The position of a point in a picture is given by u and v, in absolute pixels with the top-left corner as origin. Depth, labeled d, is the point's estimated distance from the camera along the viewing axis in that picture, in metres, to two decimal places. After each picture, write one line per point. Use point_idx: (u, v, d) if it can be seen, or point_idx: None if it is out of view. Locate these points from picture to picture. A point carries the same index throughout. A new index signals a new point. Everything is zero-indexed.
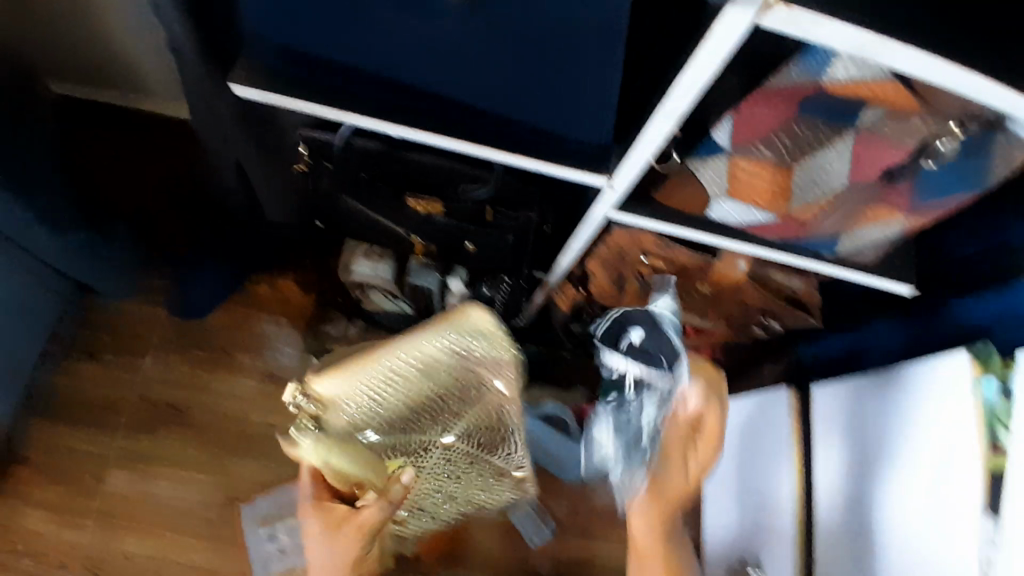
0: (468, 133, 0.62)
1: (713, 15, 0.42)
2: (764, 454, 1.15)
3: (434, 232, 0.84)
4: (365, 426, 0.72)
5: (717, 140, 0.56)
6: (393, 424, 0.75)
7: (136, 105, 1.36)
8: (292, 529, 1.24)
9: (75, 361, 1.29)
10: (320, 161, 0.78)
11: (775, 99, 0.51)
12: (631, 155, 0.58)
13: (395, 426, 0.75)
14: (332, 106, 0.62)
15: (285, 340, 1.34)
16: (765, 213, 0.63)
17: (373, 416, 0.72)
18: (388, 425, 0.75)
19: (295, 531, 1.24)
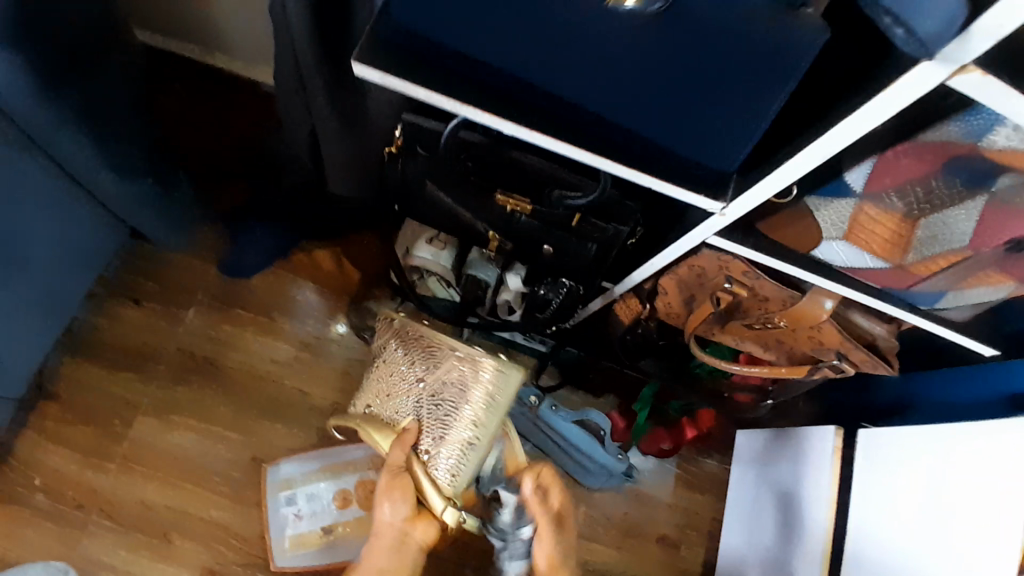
0: (588, 144, 0.60)
1: (907, 68, 0.42)
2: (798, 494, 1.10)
3: (515, 229, 0.83)
4: (380, 401, 0.99)
5: (850, 183, 0.56)
6: (393, 396, 0.98)
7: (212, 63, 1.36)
8: (311, 497, 1.24)
9: (117, 303, 1.30)
10: (414, 146, 0.78)
11: (924, 152, 0.51)
12: (755, 189, 0.57)
13: (396, 395, 0.98)
14: (452, 98, 0.60)
15: (320, 311, 1.35)
16: (876, 259, 0.63)
17: (382, 397, 0.99)
18: (392, 395, 0.99)
19: (314, 499, 1.24)
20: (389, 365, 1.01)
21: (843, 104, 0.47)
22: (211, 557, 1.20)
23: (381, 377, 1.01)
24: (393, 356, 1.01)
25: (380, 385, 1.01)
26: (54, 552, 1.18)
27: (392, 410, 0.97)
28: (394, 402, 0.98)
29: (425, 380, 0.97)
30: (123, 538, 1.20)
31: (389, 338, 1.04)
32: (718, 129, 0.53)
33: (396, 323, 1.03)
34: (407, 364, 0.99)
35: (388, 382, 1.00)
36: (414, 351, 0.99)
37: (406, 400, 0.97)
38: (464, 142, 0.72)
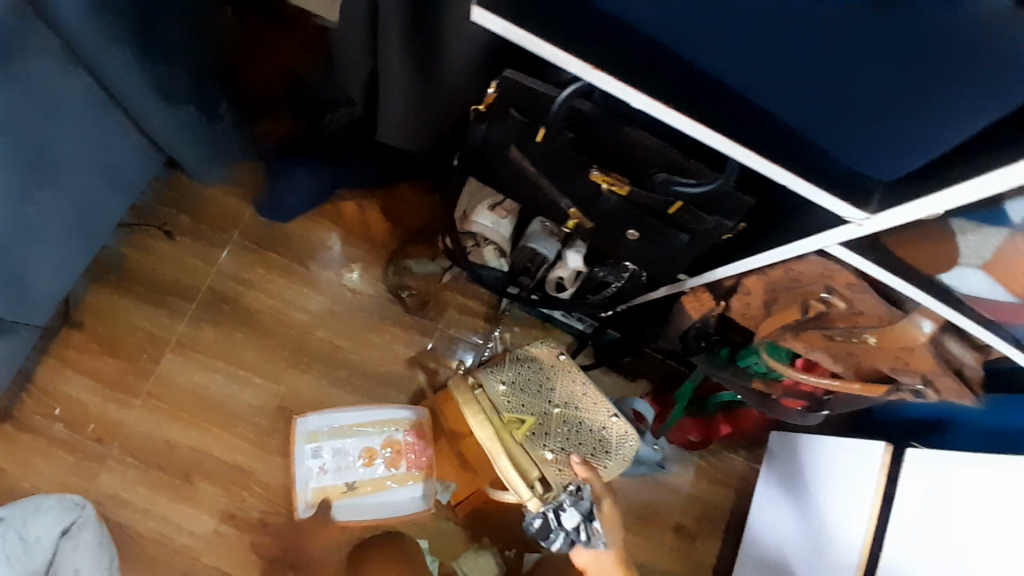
0: (726, 130, 0.56)
1: None
2: (830, 504, 1.05)
3: (602, 210, 0.78)
4: (508, 394, 1.00)
5: (1012, 212, 0.55)
6: (523, 395, 1.01)
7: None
8: (338, 451, 1.18)
9: (148, 235, 1.25)
10: (508, 108, 0.72)
11: None
12: (910, 206, 0.53)
13: (529, 396, 1.01)
14: (585, 62, 0.55)
15: (356, 264, 1.31)
16: (1007, 293, 0.60)
17: (511, 389, 1.01)
18: (522, 395, 1.01)
19: (341, 455, 1.18)
20: (530, 372, 1.03)
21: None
22: (232, 502, 1.19)
23: (518, 373, 1.03)
24: (537, 369, 1.04)
25: (512, 377, 1.02)
26: (71, 484, 1.16)
27: (517, 409, 1.00)
28: (520, 402, 1.00)
29: (561, 403, 1.02)
30: (144, 476, 1.18)
31: (537, 351, 1.05)
32: (891, 131, 0.49)
33: (542, 343, 1.05)
34: (552, 386, 1.03)
35: (522, 382, 1.02)
36: (559, 378, 1.04)
37: (536, 405, 1.01)
38: (575, 112, 0.66)
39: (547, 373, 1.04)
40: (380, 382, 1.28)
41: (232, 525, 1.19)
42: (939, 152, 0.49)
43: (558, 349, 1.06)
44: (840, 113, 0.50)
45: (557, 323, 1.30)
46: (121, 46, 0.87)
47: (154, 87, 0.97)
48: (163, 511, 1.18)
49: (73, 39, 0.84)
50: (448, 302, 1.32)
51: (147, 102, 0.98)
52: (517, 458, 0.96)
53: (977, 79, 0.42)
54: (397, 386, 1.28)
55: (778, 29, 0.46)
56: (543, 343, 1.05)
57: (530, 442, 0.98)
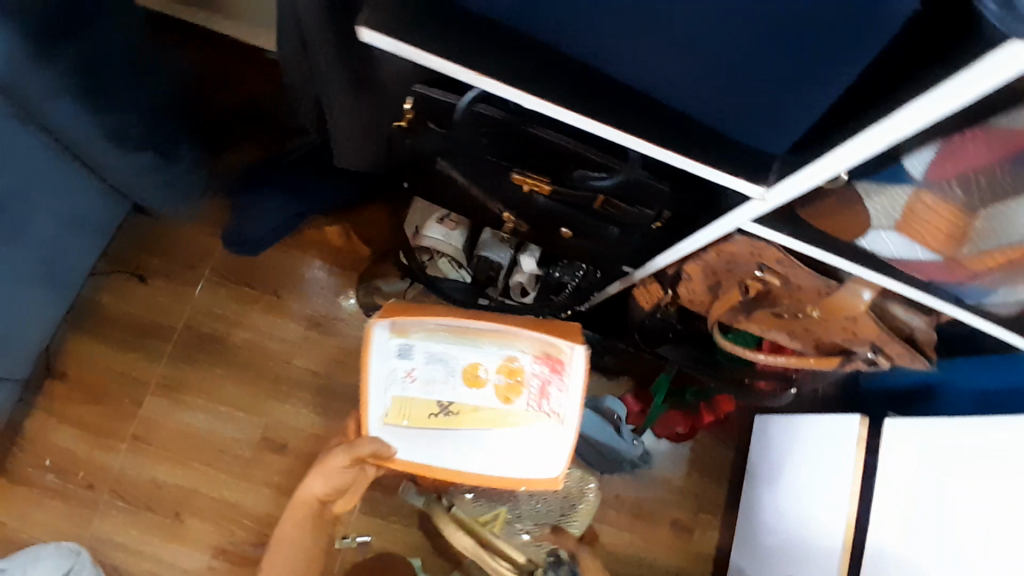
0: (620, 120, 0.56)
1: (993, 46, 0.38)
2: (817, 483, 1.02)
3: (532, 212, 0.79)
4: (474, 516, 1.03)
5: (910, 171, 0.52)
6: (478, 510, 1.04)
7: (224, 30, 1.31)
8: (436, 359, 0.86)
9: (122, 280, 1.29)
10: (425, 121, 0.72)
11: (995, 142, 0.47)
12: (807, 170, 0.53)
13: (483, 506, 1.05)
14: (467, 70, 0.55)
15: (329, 287, 1.32)
16: (928, 251, 0.59)
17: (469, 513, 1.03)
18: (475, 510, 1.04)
19: (440, 366, 0.85)
20: (463, 497, 1.05)
21: (917, 80, 0.43)
22: (223, 536, 1.20)
23: (461, 495, 1.05)
24: (468, 490, 1.05)
25: (466, 503, 1.04)
26: (64, 531, 1.18)
27: (484, 519, 1.04)
28: (480, 517, 1.03)
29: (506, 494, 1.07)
30: (134, 518, 1.20)
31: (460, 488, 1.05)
32: (778, 104, 0.49)
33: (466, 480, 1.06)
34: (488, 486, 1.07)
35: (472, 500, 1.05)
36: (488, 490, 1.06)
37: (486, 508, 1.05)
38: (484, 117, 0.66)
39: None
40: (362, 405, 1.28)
41: (225, 559, 1.20)
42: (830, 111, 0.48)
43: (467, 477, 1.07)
44: (731, 93, 0.50)
45: None
46: (65, 98, 0.89)
47: (106, 132, 0.99)
48: (155, 550, 1.19)
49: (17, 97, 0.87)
50: None
51: (100, 147, 1.01)
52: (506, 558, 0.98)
53: (846, 35, 0.41)
54: None
55: (644, 18, 0.46)
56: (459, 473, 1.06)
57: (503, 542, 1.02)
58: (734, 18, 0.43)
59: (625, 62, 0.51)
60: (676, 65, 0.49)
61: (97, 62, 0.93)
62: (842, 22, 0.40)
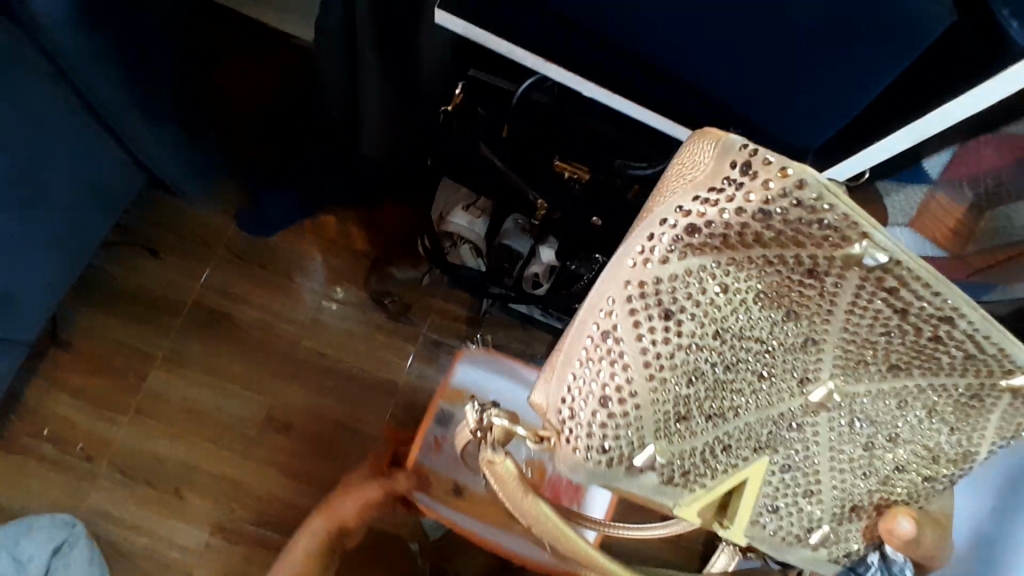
0: (672, 112, 0.62)
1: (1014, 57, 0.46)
2: None
3: (567, 201, 0.83)
4: (818, 497, 0.51)
5: (928, 170, 0.66)
6: (830, 449, 0.50)
7: (252, 15, 1.35)
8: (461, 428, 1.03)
9: (132, 253, 1.29)
10: (473, 107, 0.78)
11: (1000, 144, 0.62)
12: (834, 168, 0.60)
13: (847, 407, 0.49)
14: (534, 55, 0.62)
15: (338, 274, 1.33)
16: (936, 249, 0.67)
17: (796, 465, 0.50)
18: (762, 366, 0.48)
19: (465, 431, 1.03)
20: (680, 316, 0.45)
21: (946, 91, 0.51)
22: (222, 514, 1.20)
23: (660, 309, 0.45)
24: (695, 273, 0.44)
25: (818, 411, 0.50)
26: (61, 501, 1.18)
27: (804, 467, 0.50)
28: (709, 399, 0.48)
29: (905, 380, 0.48)
30: (133, 491, 1.20)
31: (661, 287, 0.44)
32: (821, 103, 0.55)
33: (730, 220, 0.42)
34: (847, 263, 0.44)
35: (705, 351, 0.47)
36: (787, 296, 0.46)
37: (867, 436, 0.50)
38: (534, 103, 0.72)
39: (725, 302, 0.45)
40: (369, 391, 1.29)
41: (223, 537, 1.20)
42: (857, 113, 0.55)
43: (775, 166, 0.41)
44: (775, 95, 0.56)
45: (537, 323, 1.32)
46: (108, 66, 0.91)
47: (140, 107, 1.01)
48: (153, 525, 1.19)
49: (65, 67, 0.88)
50: (428, 308, 1.34)
51: (132, 121, 1.02)
52: (734, 521, 0.50)
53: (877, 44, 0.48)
54: (380, 391, 1.29)
55: (710, 21, 0.52)
56: (727, 204, 0.42)
57: (899, 508, 0.50)
58: (797, 25, 0.49)
59: (688, 63, 0.57)
60: (733, 64, 0.55)
61: (136, 34, 0.95)
62: (894, 35, 0.48)
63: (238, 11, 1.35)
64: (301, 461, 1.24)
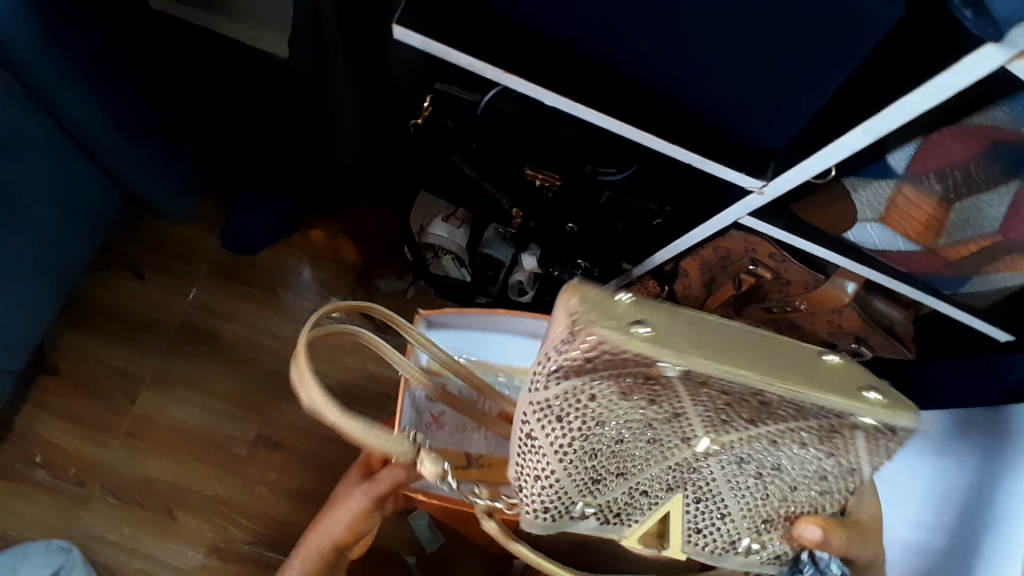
0: (633, 118, 0.61)
1: (970, 49, 0.45)
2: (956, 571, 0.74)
3: (542, 207, 0.83)
4: (707, 500, 0.52)
5: (893, 164, 0.60)
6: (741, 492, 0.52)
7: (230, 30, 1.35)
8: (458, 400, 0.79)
9: (119, 276, 1.30)
10: (441, 117, 0.77)
11: (968, 137, 0.55)
12: (798, 168, 0.60)
13: (738, 455, 0.51)
14: (492, 67, 0.61)
15: (324, 287, 1.33)
16: (908, 242, 0.66)
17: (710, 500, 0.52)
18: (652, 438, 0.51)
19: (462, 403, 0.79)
20: (584, 416, 0.49)
21: (904, 84, 0.50)
22: (216, 534, 1.20)
23: (558, 415, 0.49)
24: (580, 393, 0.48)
25: (706, 461, 0.51)
26: (55, 526, 1.18)
27: (726, 520, 0.52)
28: (623, 473, 0.51)
29: (766, 431, 0.51)
30: (126, 514, 1.20)
31: (553, 412, 0.48)
32: (778, 103, 0.55)
33: (587, 356, 0.46)
34: (729, 340, 0.50)
35: (595, 435, 0.50)
36: (646, 395, 0.49)
37: (777, 476, 0.52)
38: (499, 113, 0.71)
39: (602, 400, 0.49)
40: (360, 403, 1.28)
41: (217, 556, 1.19)
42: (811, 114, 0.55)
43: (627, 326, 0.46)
44: (733, 95, 0.56)
45: None
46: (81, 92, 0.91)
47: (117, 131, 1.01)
48: (147, 548, 1.19)
49: (40, 92, 0.88)
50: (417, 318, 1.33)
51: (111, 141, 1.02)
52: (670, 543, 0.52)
53: (828, 45, 0.48)
54: (371, 404, 1.29)
55: (664, 23, 0.51)
56: (571, 345, 0.46)
57: (804, 519, 0.50)
58: (747, 21, 0.48)
59: (647, 65, 0.56)
60: (688, 69, 0.55)
61: (113, 60, 0.95)
62: (846, 33, 0.46)
63: (217, 29, 1.35)
64: (293, 477, 1.24)
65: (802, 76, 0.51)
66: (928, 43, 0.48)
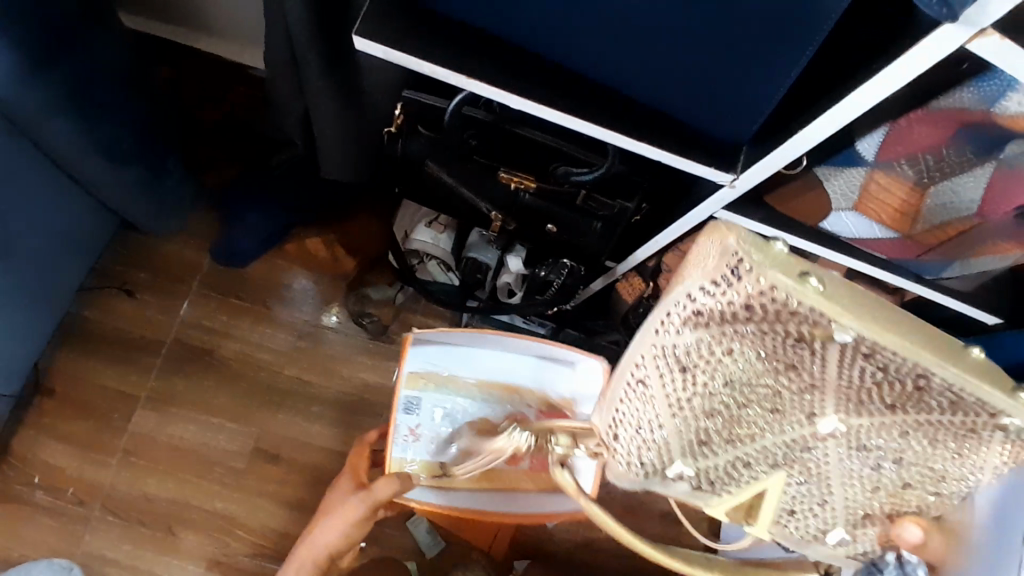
0: (600, 116, 0.60)
1: (928, 31, 0.43)
2: None
3: (519, 210, 0.82)
4: (826, 508, 0.39)
5: (862, 151, 0.59)
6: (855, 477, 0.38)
7: (204, 46, 1.32)
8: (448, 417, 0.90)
9: (110, 295, 1.30)
10: (414, 124, 0.77)
11: (938, 120, 0.54)
12: (767, 160, 0.59)
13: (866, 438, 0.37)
14: (455, 71, 0.59)
15: (316, 298, 1.33)
16: (885, 230, 0.65)
17: (818, 494, 0.39)
18: (776, 407, 0.36)
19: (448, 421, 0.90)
20: (699, 370, 0.37)
21: (865, 70, 0.49)
22: (217, 549, 1.20)
23: (672, 361, 0.37)
24: (710, 341, 0.36)
25: (822, 446, 0.37)
26: (58, 547, 1.19)
27: (836, 503, 0.39)
28: (737, 440, 0.38)
29: (906, 420, 0.36)
30: (127, 532, 1.20)
31: (676, 352, 0.37)
32: (743, 94, 0.54)
33: (734, 302, 0.34)
34: (888, 306, 0.34)
35: (715, 400, 0.37)
36: (783, 356, 0.35)
37: (915, 465, 0.37)
38: (468, 118, 0.71)
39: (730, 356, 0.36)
40: (355, 412, 1.29)
41: (220, 571, 1.20)
42: (775, 102, 0.54)
43: (749, 275, 0.32)
44: (694, 87, 0.55)
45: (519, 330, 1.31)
46: (60, 116, 0.91)
47: (99, 153, 1.01)
48: (149, 565, 1.19)
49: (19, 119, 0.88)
50: (409, 324, 1.33)
51: (93, 163, 1.02)
52: (760, 518, 0.40)
53: (788, 31, 0.46)
54: (366, 413, 1.29)
55: (621, 18, 0.50)
56: (729, 287, 0.34)
57: (908, 516, 0.39)
58: (703, 13, 0.47)
59: (609, 61, 0.55)
60: (650, 63, 0.54)
61: (92, 83, 0.95)
62: (802, 21, 0.45)
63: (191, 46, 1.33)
64: (292, 489, 1.24)
65: (765, 63, 0.50)
66: (889, 27, 0.47)
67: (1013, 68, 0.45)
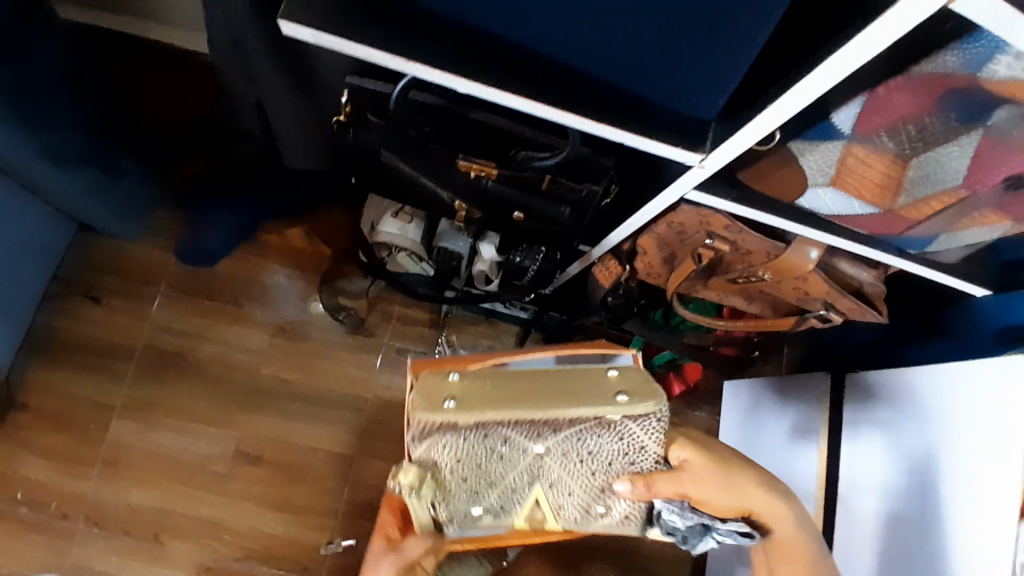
0: (555, 98, 0.56)
1: None
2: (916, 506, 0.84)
3: (482, 197, 0.78)
4: (569, 494, 0.61)
5: (839, 124, 0.54)
6: (576, 475, 0.61)
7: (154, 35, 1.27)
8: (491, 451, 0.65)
9: (76, 301, 1.25)
10: (364, 114, 0.71)
11: (920, 87, 0.49)
12: (735, 137, 0.55)
13: (561, 449, 0.59)
14: (395, 56, 0.54)
15: (291, 293, 1.29)
16: (865, 204, 0.62)
17: (559, 484, 0.61)
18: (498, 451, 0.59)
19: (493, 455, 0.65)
20: (446, 460, 0.58)
21: (836, 37, 0.44)
22: (206, 554, 1.19)
23: (429, 456, 0.58)
24: (439, 444, 0.57)
25: (542, 456, 0.59)
26: (43, 562, 1.17)
27: (580, 490, 0.61)
28: (495, 472, 0.60)
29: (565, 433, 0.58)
30: (112, 544, 1.18)
31: (432, 457, 0.58)
32: (706, 68, 0.49)
33: (441, 428, 0.57)
34: (516, 385, 0.59)
35: (464, 465, 0.59)
36: (485, 442, 0.58)
37: (587, 454, 0.59)
38: (419, 104, 0.66)
39: (455, 445, 0.58)
40: (336, 408, 1.26)
41: None
42: (740, 74, 0.49)
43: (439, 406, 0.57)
44: (651, 62, 0.50)
45: (500, 313, 1.29)
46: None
47: (48, 159, 0.95)
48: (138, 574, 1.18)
49: None
50: (388, 315, 1.30)
51: (42, 170, 0.96)
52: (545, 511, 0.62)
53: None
54: (348, 409, 1.26)
55: None
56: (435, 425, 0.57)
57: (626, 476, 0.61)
58: None
59: (558, 39, 0.51)
60: (602, 38, 0.49)
61: (36, 87, 0.88)
62: None
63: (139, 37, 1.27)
64: (278, 490, 1.22)
65: (726, 34, 0.45)
66: None
67: (999, 30, 0.40)
